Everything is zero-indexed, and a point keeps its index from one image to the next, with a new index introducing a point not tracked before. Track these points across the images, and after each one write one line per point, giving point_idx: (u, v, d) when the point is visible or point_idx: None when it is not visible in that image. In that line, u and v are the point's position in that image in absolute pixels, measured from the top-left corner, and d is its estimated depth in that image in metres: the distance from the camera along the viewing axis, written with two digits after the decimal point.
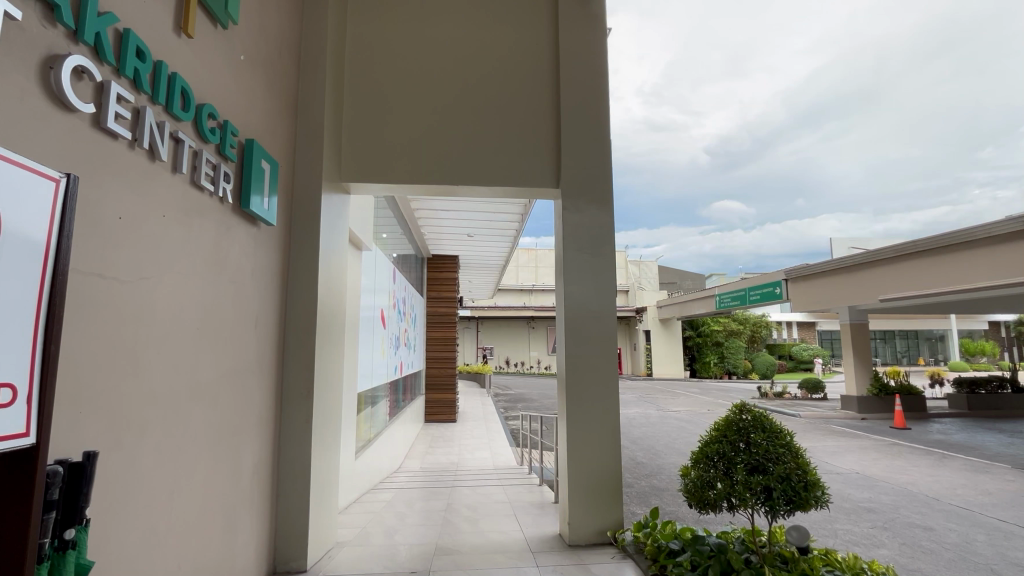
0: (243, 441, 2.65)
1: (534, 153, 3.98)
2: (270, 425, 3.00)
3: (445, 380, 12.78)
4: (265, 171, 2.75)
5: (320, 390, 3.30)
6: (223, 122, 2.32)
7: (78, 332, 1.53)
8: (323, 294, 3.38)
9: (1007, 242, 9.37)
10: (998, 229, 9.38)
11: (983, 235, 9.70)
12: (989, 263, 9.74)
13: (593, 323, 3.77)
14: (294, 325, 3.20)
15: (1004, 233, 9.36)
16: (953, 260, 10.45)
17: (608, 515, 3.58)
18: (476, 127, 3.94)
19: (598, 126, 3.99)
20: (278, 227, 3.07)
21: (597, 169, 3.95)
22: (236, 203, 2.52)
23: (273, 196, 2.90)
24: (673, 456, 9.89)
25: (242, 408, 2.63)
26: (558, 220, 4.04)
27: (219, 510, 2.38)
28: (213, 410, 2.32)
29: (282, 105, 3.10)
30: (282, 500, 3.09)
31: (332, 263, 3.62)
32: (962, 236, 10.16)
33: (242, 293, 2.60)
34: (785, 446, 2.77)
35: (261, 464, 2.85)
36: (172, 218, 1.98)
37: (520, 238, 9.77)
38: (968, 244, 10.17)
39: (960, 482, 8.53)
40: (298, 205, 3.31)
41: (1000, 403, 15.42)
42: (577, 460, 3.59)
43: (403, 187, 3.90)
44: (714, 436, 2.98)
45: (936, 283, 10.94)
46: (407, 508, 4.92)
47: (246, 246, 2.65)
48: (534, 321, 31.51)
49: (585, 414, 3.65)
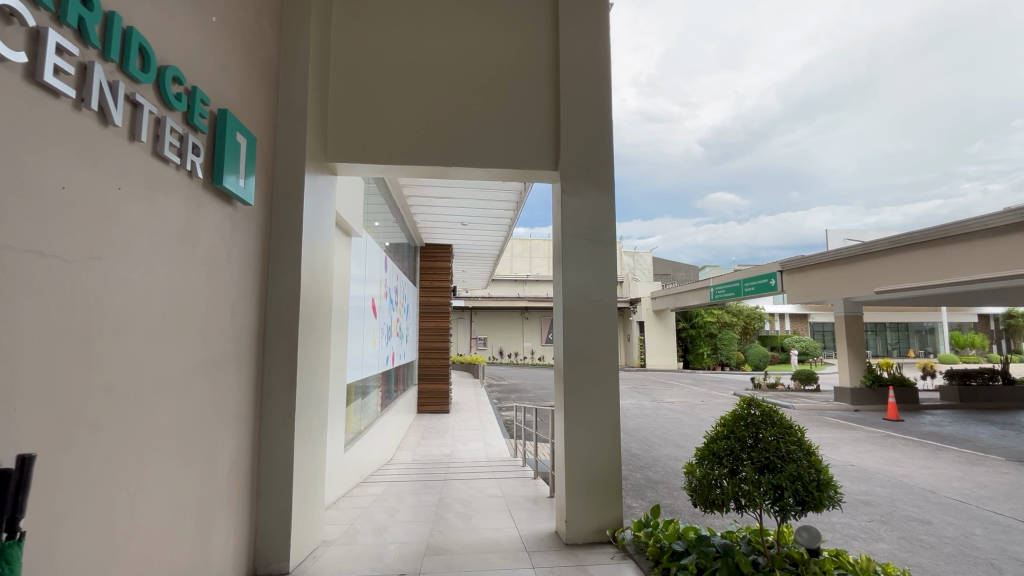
0: (221, 437, 2.48)
1: (534, 133, 3.79)
2: (249, 421, 2.80)
3: (440, 370, 12.65)
4: (241, 147, 2.52)
5: (304, 380, 3.10)
6: (190, 88, 2.10)
7: (12, 318, 1.34)
8: (307, 282, 3.18)
9: (1003, 235, 9.28)
10: (993, 222, 9.31)
11: (979, 227, 9.61)
12: (986, 255, 9.65)
13: (593, 311, 3.59)
14: (276, 315, 3.00)
15: (1001, 226, 9.28)
16: (948, 253, 10.40)
17: (606, 512, 3.43)
18: (471, 106, 3.73)
19: (600, 106, 3.78)
20: (257, 208, 2.85)
21: (595, 149, 3.75)
22: (207, 180, 2.29)
23: (250, 174, 2.67)
24: (668, 448, 9.82)
25: (217, 403, 2.44)
26: (557, 203, 3.83)
27: (190, 512, 2.20)
28: (185, 404, 2.14)
29: (260, 76, 2.87)
30: (262, 497, 2.90)
31: (317, 249, 3.40)
32: (958, 229, 10.06)
33: (215, 278, 2.39)
34: (795, 442, 2.62)
35: (238, 462, 2.67)
36: (130, 192, 1.77)
37: (514, 226, 9.60)
38: (963, 237, 10.08)
39: (955, 474, 8.52)
40: (280, 185, 3.09)
41: (992, 396, 15.57)
42: (574, 455, 3.43)
43: (394, 168, 3.69)
44: (721, 432, 2.83)
45: (931, 275, 10.86)
46: (398, 504, 4.76)
47: (220, 227, 2.43)
48: (528, 312, 31.42)
49: (584, 407, 3.49)
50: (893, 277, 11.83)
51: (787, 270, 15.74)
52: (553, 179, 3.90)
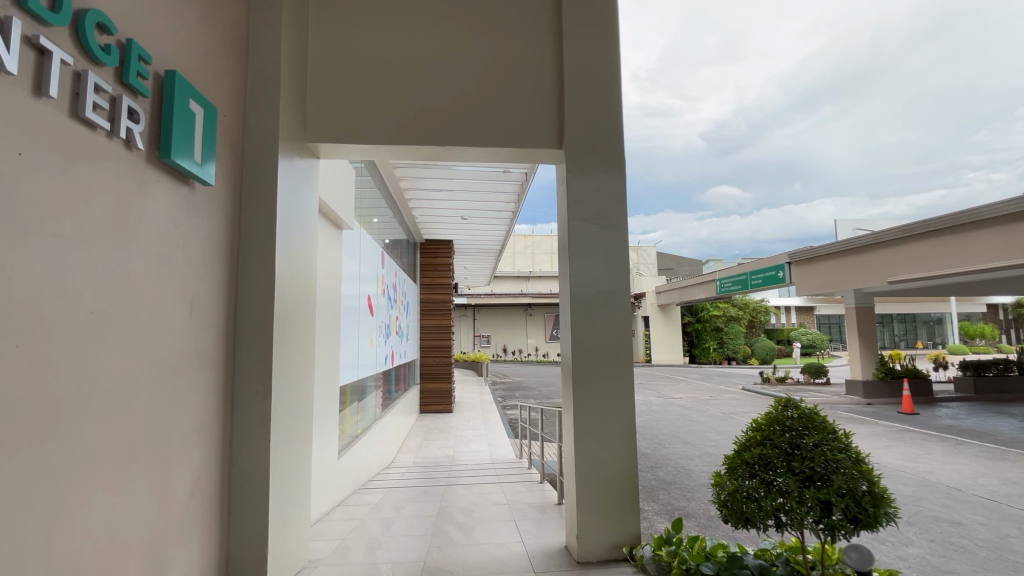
0: (181, 453, 2.15)
1: (534, 107, 3.43)
2: (217, 431, 2.47)
3: (442, 369, 12.33)
4: (196, 117, 2.18)
5: (281, 384, 2.77)
6: (124, 41, 1.76)
7: None
8: (284, 275, 2.84)
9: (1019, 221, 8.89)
10: (1010, 208, 8.88)
11: (989, 214, 9.23)
12: (994, 244, 9.26)
13: (604, 303, 3.24)
14: (248, 311, 2.66)
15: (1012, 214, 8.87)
16: (956, 241, 10.01)
17: (622, 527, 3.09)
18: (465, 80, 3.38)
19: (608, 77, 3.42)
20: (221, 189, 2.50)
21: (604, 123, 3.38)
22: (152, 153, 1.94)
23: (209, 150, 2.32)
24: (678, 446, 9.48)
25: (174, 413, 2.11)
26: (562, 185, 3.48)
27: (137, 544, 1.87)
28: (128, 417, 1.82)
29: (225, 40, 2.53)
30: (235, 516, 2.57)
31: (296, 238, 3.05)
32: (966, 217, 9.67)
33: (169, 269, 2.06)
34: (842, 448, 2.27)
35: (203, 479, 2.34)
36: (37, 159, 1.44)
37: (515, 219, 9.24)
38: (973, 225, 9.70)
39: (980, 470, 8.15)
40: (250, 166, 2.75)
41: (1007, 387, 15.21)
42: (584, 464, 3.09)
43: (382, 149, 3.35)
44: (753, 438, 2.48)
45: (939, 265, 10.46)
46: (394, 514, 4.43)
47: (174, 209, 2.10)
48: (532, 308, 31.07)
49: (595, 410, 3.14)
50: (904, 267, 11.44)
51: (796, 262, 15.32)
52: (557, 158, 3.54)
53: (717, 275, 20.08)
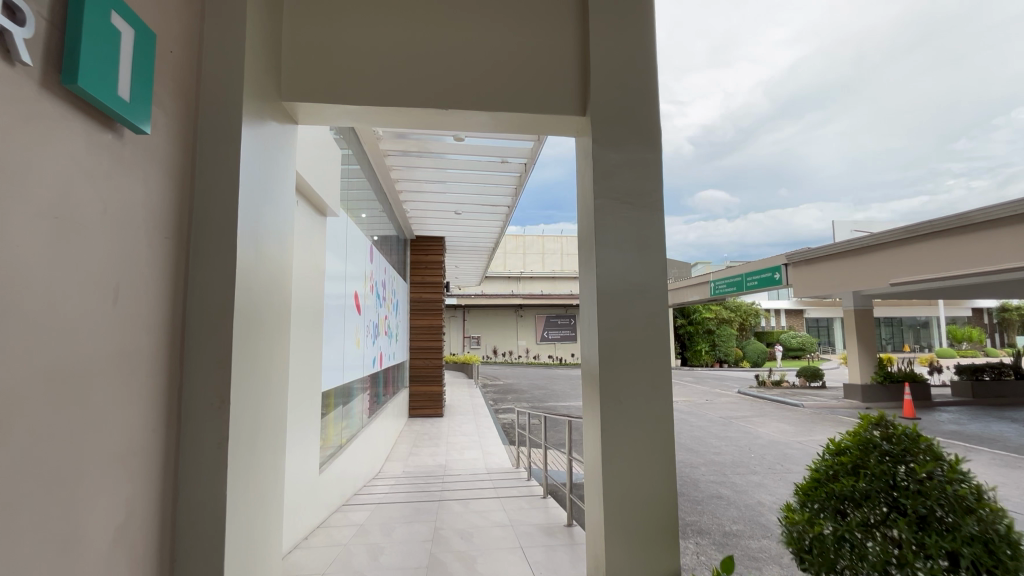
0: (98, 489, 1.60)
1: (552, 67, 2.92)
2: (154, 454, 1.91)
3: (433, 371, 11.78)
4: (126, 37, 1.64)
5: (242, 393, 2.21)
6: None
7: None
8: (247, 257, 2.27)
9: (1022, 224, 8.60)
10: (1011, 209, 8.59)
11: (994, 215, 8.93)
12: (998, 247, 8.99)
13: (637, 298, 2.73)
14: (199, 302, 2.10)
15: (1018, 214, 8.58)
16: (962, 244, 9.70)
17: (658, 563, 2.57)
18: (472, 32, 2.86)
19: (639, 31, 2.91)
20: (160, 143, 1.94)
21: (634, 85, 2.87)
22: (50, 75, 1.40)
23: (145, 88, 1.77)
24: (678, 453, 9.02)
25: (87, 438, 1.55)
26: (585, 159, 2.98)
27: None
28: (4, 453, 1.26)
29: None
30: (179, 561, 2.02)
31: (264, 214, 2.49)
32: (969, 218, 9.38)
33: (80, 240, 1.50)
34: (960, 479, 1.89)
35: (131, 519, 1.79)
36: None
37: (512, 215, 8.71)
38: (975, 228, 9.41)
39: (995, 479, 7.79)
40: (205, 120, 2.18)
41: (1004, 391, 15.01)
42: (615, 489, 2.58)
43: (373, 111, 2.82)
44: (840, 468, 2.11)
45: (942, 267, 10.15)
46: (383, 539, 3.89)
47: (88, 160, 1.54)
48: (522, 309, 30.59)
49: (627, 423, 2.63)
50: (904, 269, 11.12)
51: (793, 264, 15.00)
52: (579, 127, 3.03)
53: (712, 276, 19.76)
